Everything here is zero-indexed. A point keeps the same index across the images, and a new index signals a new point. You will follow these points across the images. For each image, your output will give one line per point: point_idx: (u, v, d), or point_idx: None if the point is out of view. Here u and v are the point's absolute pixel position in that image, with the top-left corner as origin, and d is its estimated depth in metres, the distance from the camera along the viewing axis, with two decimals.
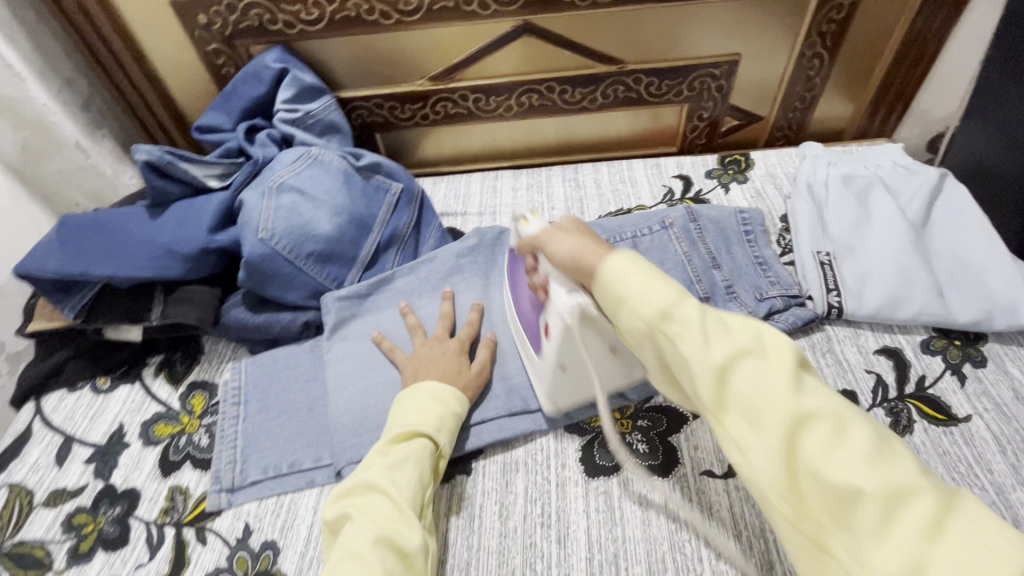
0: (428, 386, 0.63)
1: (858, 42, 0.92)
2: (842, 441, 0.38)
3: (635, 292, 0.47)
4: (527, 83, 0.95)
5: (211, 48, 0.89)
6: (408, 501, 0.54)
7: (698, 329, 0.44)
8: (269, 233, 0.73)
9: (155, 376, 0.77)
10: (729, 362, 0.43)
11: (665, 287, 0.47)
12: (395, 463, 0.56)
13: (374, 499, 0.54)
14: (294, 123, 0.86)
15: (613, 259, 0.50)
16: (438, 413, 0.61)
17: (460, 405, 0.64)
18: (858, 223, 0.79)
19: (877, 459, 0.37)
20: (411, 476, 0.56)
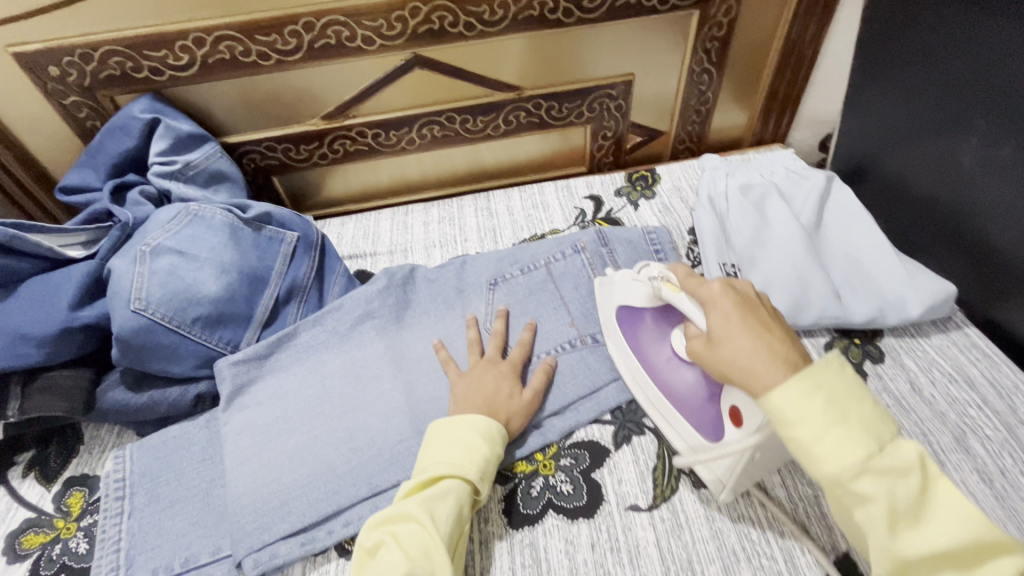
0: (467, 418, 0.60)
1: (741, 56, 0.96)
2: (908, 509, 0.39)
3: (776, 412, 0.42)
4: (425, 115, 0.92)
5: (69, 101, 0.81)
6: (442, 536, 0.51)
7: (817, 421, 0.41)
8: (143, 303, 0.66)
9: (24, 476, 0.68)
10: (838, 472, 0.40)
11: (797, 392, 0.42)
12: (433, 497, 0.54)
13: (410, 530, 0.52)
14: (172, 176, 0.80)
15: (778, 383, 0.43)
16: (482, 454, 0.58)
17: (501, 446, 0.60)
18: (758, 231, 0.82)
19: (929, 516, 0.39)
20: (449, 513, 0.53)
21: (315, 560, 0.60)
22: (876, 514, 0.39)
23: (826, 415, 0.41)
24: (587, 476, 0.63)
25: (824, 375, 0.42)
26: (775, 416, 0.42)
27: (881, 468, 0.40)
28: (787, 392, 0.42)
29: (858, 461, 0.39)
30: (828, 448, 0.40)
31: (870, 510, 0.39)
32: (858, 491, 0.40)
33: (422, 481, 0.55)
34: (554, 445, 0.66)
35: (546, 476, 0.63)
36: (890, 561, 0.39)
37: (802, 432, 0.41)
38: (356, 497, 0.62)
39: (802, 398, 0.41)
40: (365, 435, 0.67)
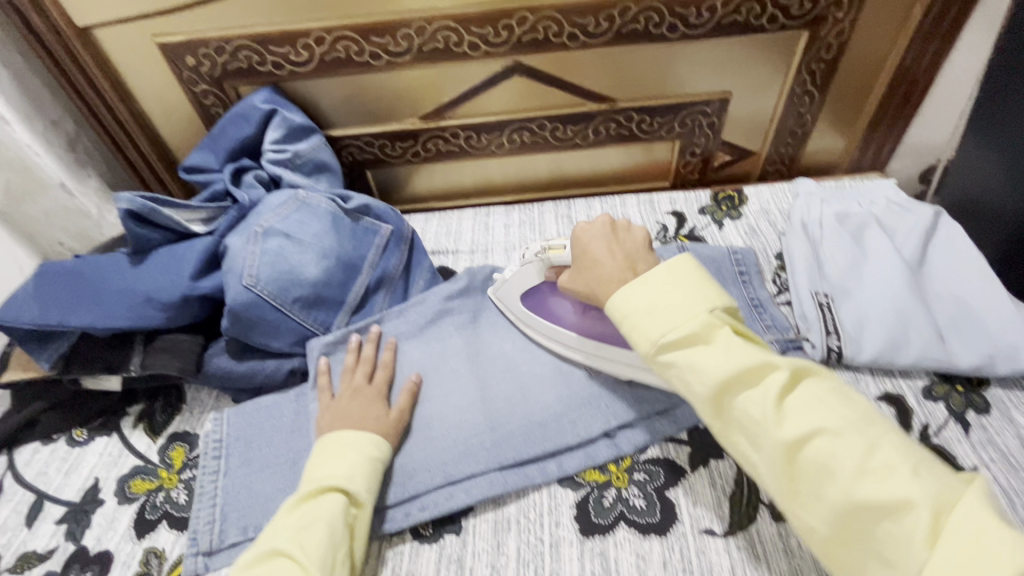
0: (347, 434, 0.62)
1: (847, 80, 0.93)
2: (829, 460, 0.42)
3: (648, 322, 0.50)
4: (517, 120, 0.94)
5: (199, 89, 0.88)
6: (316, 564, 0.51)
7: (707, 352, 0.47)
8: (253, 279, 0.71)
9: (134, 427, 0.74)
10: (728, 393, 0.46)
11: (676, 314, 0.49)
12: (303, 526, 0.53)
13: (281, 566, 0.51)
14: (282, 164, 0.86)
15: (645, 298, 0.51)
16: (353, 469, 0.59)
17: (377, 450, 0.62)
18: (855, 263, 0.78)
19: (872, 468, 0.40)
20: (322, 538, 0.53)
21: (390, 540, 0.62)
22: (817, 459, 0.42)
23: (744, 387, 0.45)
24: (661, 493, 0.62)
25: (716, 333, 0.48)
26: (655, 342, 0.49)
27: (869, 470, 0.40)
28: (644, 303, 0.51)
29: (773, 405, 0.44)
30: (745, 400, 0.45)
31: (808, 458, 0.42)
32: (825, 467, 0.42)
33: (288, 513, 0.55)
34: (628, 458, 0.66)
35: (619, 487, 0.63)
36: (790, 468, 0.43)
37: (687, 350, 0.48)
38: (433, 485, 0.64)
39: (711, 350, 0.47)
40: (442, 426, 0.69)
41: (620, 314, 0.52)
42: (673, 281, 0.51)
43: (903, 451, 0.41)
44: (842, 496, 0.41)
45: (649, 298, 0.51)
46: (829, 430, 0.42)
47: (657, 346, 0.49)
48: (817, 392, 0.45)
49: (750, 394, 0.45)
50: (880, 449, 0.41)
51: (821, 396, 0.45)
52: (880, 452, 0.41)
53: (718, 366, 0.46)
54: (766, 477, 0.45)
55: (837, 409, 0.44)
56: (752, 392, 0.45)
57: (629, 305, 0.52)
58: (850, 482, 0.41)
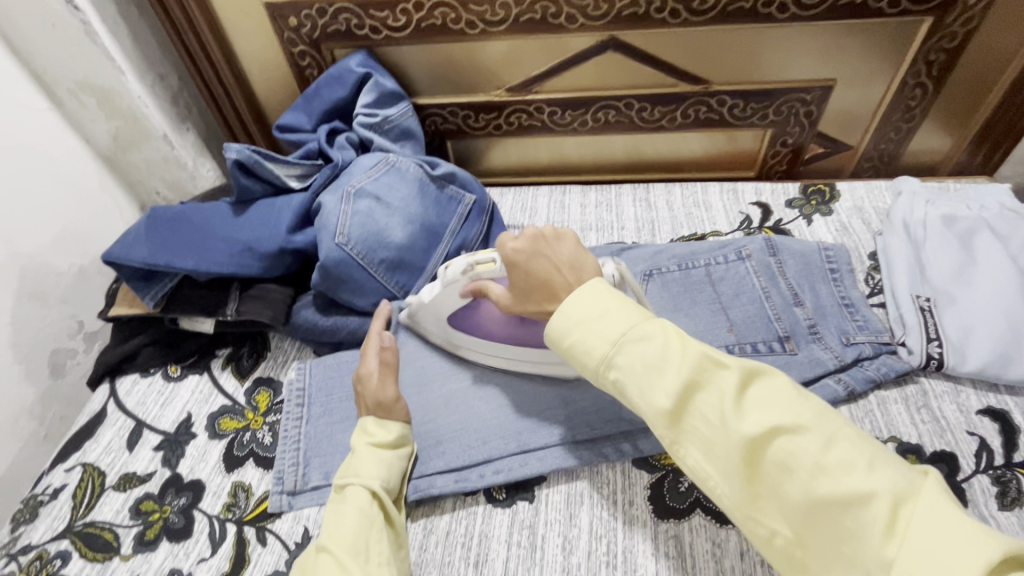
0: (358, 428, 0.63)
1: (966, 73, 0.86)
2: (786, 460, 0.38)
3: (598, 320, 0.47)
4: (605, 99, 0.93)
5: (297, 50, 0.91)
6: (347, 548, 0.51)
7: (648, 359, 0.44)
8: (344, 238, 0.73)
9: (223, 368, 0.78)
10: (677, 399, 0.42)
11: (625, 314, 0.47)
12: (328, 519, 0.55)
13: (317, 557, 0.51)
14: (373, 128, 0.87)
15: (586, 299, 0.49)
16: (367, 457, 0.60)
17: (394, 433, 0.62)
18: (962, 269, 0.74)
19: (828, 465, 0.37)
20: (346, 524, 0.53)
21: (464, 500, 0.64)
22: (775, 461, 0.38)
23: (693, 390, 0.42)
24: None
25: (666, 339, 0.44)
26: (603, 345, 0.46)
27: (827, 466, 0.37)
28: (591, 306, 0.48)
29: (727, 406, 0.40)
30: (700, 401, 0.42)
31: (767, 461, 0.39)
32: (786, 467, 0.38)
33: (327, 511, 0.57)
34: None
35: None
36: (748, 471, 0.40)
37: (633, 355, 0.45)
38: (507, 452, 0.65)
39: (660, 351, 0.44)
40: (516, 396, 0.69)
41: (567, 329, 0.48)
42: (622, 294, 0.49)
43: (860, 442, 0.37)
44: (803, 496, 0.37)
45: (598, 304, 0.48)
46: (788, 428, 0.38)
47: (603, 348, 0.46)
48: (772, 389, 0.41)
49: (704, 396, 0.42)
50: (841, 442, 0.37)
51: (773, 393, 0.40)
52: (841, 445, 0.37)
53: (670, 369, 0.43)
54: (725, 488, 0.41)
55: (796, 405, 0.39)
56: (705, 395, 0.42)
57: (571, 310, 0.49)
58: (811, 481, 0.37)
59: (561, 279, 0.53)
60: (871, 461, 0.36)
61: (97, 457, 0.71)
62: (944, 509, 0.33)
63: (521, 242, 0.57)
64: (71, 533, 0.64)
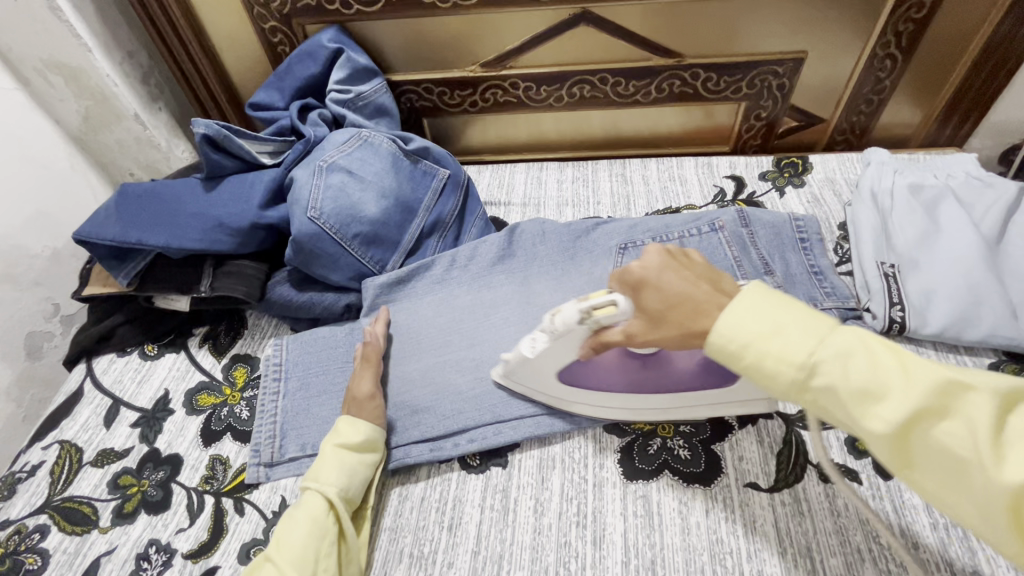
0: (334, 428, 0.62)
1: (935, 44, 0.87)
2: (869, 376, 0.35)
3: (725, 311, 0.39)
4: (579, 73, 0.93)
5: (268, 26, 0.89)
6: (289, 568, 0.51)
7: (753, 325, 0.38)
8: (317, 213, 0.73)
9: (200, 346, 0.79)
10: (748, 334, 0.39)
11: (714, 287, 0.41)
12: (283, 527, 0.55)
13: (263, 570, 0.52)
14: (346, 104, 0.87)
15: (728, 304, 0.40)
16: (328, 462, 0.59)
17: (362, 438, 0.61)
18: (926, 236, 0.75)
19: (911, 375, 0.34)
20: (296, 535, 0.54)
21: (439, 467, 0.65)
22: (857, 379, 0.35)
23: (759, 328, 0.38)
24: (707, 446, 0.63)
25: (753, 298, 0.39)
26: (731, 333, 0.39)
27: (911, 376, 0.34)
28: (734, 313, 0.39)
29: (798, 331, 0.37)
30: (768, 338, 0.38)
31: (850, 380, 0.35)
32: (873, 387, 0.34)
33: (286, 514, 0.57)
34: (676, 411, 0.66)
35: (664, 437, 0.64)
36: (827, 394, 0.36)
37: (740, 322, 0.39)
38: (480, 421, 0.66)
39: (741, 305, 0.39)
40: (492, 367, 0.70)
41: (724, 347, 0.39)
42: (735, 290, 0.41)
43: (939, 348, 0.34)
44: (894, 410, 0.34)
45: (735, 304, 0.39)
46: (864, 343, 0.36)
47: (733, 340, 0.39)
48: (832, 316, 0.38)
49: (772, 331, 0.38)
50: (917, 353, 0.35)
51: (844, 319, 0.38)
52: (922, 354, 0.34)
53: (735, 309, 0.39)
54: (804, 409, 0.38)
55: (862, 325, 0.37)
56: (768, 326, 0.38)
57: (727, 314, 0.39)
58: (894, 395, 0.34)
59: (703, 292, 0.42)
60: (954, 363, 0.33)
61: (74, 435, 0.71)
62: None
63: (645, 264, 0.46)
64: (49, 508, 0.64)
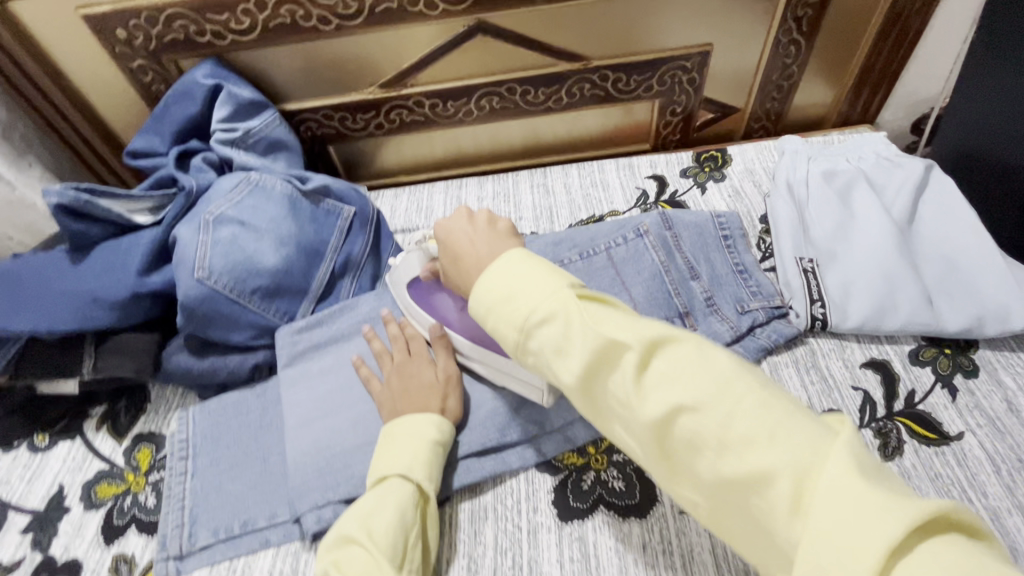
0: (406, 421, 0.59)
1: (835, 26, 0.86)
2: (694, 435, 0.34)
3: (513, 294, 0.41)
4: (485, 85, 0.88)
5: (136, 65, 0.81)
6: (386, 552, 0.49)
7: (561, 324, 0.39)
8: (205, 272, 0.66)
9: (97, 429, 0.71)
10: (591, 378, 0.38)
11: (548, 289, 0.40)
12: (370, 512, 0.52)
13: (353, 555, 0.50)
14: (233, 144, 0.80)
15: (495, 266, 0.43)
16: (422, 452, 0.57)
17: (438, 429, 0.59)
18: (841, 225, 0.75)
19: (736, 434, 0.33)
20: (389, 521, 0.51)
21: None
22: (686, 437, 0.35)
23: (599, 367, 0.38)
24: (641, 474, 0.61)
25: (551, 295, 0.40)
26: (520, 320, 0.40)
27: (730, 439, 0.33)
28: (496, 272, 0.42)
29: (632, 383, 0.36)
30: (612, 383, 0.37)
31: (681, 437, 0.35)
32: (693, 447, 0.34)
33: (362, 499, 0.54)
34: (608, 440, 0.64)
35: (598, 470, 0.62)
36: (661, 447, 0.36)
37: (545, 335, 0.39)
38: None
39: (563, 326, 0.39)
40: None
41: (476, 309, 0.43)
42: (528, 266, 0.42)
43: (766, 411, 0.33)
44: (710, 470, 0.34)
45: (504, 282, 0.41)
46: (686, 407, 0.34)
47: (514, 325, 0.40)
48: (674, 359, 0.36)
49: (612, 379, 0.37)
50: (742, 416, 0.33)
51: (683, 366, 0.36)
52: (743, 418, 0.33)
53: (574, 352, 0.38)
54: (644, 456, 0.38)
55: (696, 377, 0.35)
56: (609, 376, 0.38)
57: (490, 287, 0.42)
58: (715, 459, 0.33)
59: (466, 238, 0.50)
60: (772, 433, 0.32)
61: None
62: (847, 475, 0.29)
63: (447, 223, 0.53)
64: None
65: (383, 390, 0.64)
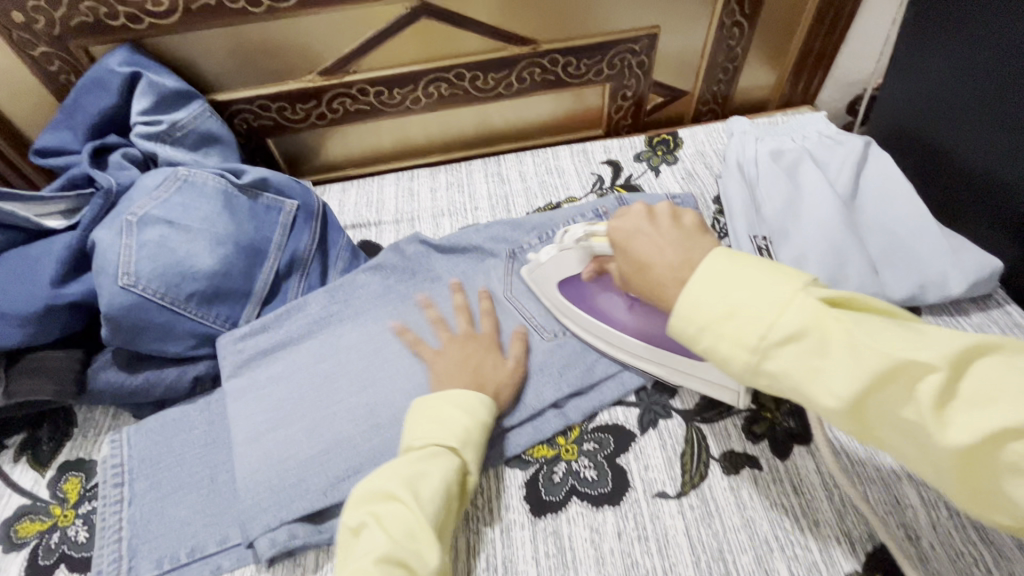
0: (455, 392, 0.56)
1: (775, 8, 0.88)
2: (909, 402, 0.34)
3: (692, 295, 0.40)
4: (432, 71, 0.85)
5: (38, 52, 0.73)
6: (428, 516, 0.48)
7: (745, 317, 0.38)
8: (132, 278, 0.60)
9: (15, 461, 0.64)
10: (780, 362, 0.37)
11: (717, 278, 0.40)
12: (416, 475, 0.50)
13: (393, 511, 0.47)
14: (158, 138, 0.73)
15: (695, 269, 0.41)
16: (469, 429, 0.54)
17: (487, 411, 0.57)
18: (791, 201, 0.77)
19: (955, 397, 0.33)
20: (436, 489, 0.49)
21: (328, 550, 0.57)
22: (901, 409, 0.35)
23: (797, 348, 0.36)
24: (611, 461, 0.60)
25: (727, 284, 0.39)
26: (701, 317, 0.39)
27: (962, 402, 0.33)
28: (703, 266, 0.41)
29: (837, 360, 0.36)
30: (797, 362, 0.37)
31: (896, 408, 0.35)
32: (910, 418, 0.34)
33: (401, 460, 0.52)
34: (576, 429, 0.62)
35: (569, 461, 0.60)
36: (867, 417, 0.36)
37: (731, 330, 0.38)
38: None
39: (750, 317, 0.37)
40: (387, 412, 0.62)
41: (683, 325, 0.40)
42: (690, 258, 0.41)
43: (991, 371, 0.33)
44: (938, 441, 0.34)
45: (693, 286, 0.40)
46: (903, 377, 0.34)
47: (693, 323, 0.40)
48: (987, 373, 0.33)
49: (814, 366, 0.36)
50: (971, 380, 0.33)
51: (883, 335, 0.35)
52: (974, 377, 0.34)
53: (763, 337, 0.37)
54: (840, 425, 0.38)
55: (906, 345, 0.35)
56: (889, 392, 0.35)
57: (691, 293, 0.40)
58: (942, 429, 0.33)
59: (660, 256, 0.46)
60: (1001, 396, 0.32)
61: None
62: None
63: (627, 220, 0.51)
64: None
65: (439, 359, 0.63)
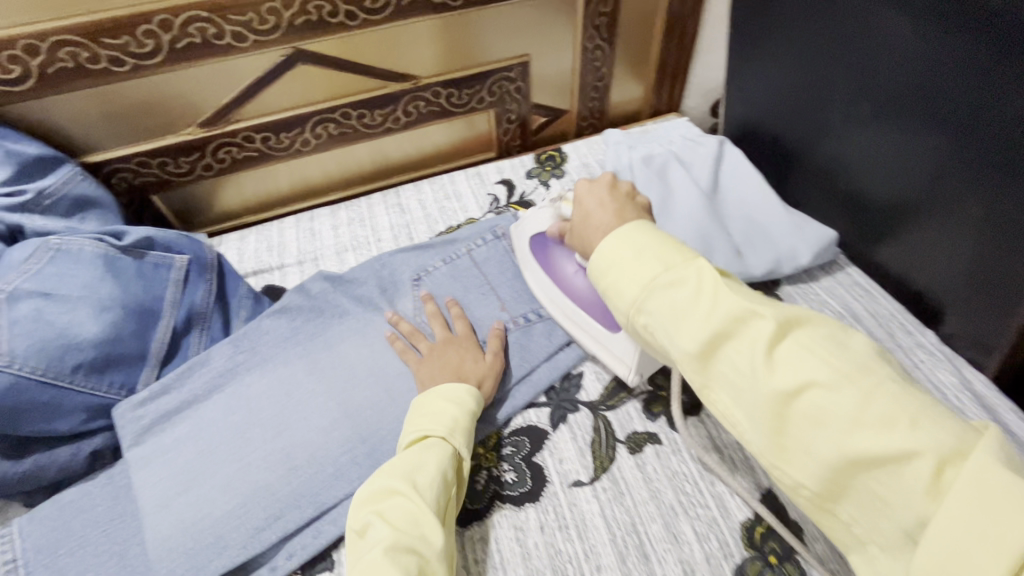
0: (443, 389, 0.60)
1: (629, 31, 0.99)
2: (751, 347, 0.37)
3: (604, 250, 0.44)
4: (317, 113, 0.86)
5: None
6: (428, 502, 0.50)
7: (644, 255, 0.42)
8: (5, 358, 0.57)
9: None
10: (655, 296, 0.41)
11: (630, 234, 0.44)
12: (414, 468, 0.53)
13: (397, 505, 0.50)
14: (24, 209, 0.69)
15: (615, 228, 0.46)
16: (457, 419, 0.58)
17: (476, 403, 0.61)
18: (664, 199, 0.85)
19: (782, 354, 0.37)
20: (435, 478, 0.52)
21: None
22: (738, 356, 0.38)
23: (663, 284, 0.41)
24: (529, 461, 0.64)
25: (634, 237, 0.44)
26: (609, 254, 0.44)
27: (787, 358, 0.36)
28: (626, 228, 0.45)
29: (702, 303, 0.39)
30: (669, 297, 0.40)
31: (737, 354, 0.38)
32: (740, 368, 0.38)
33: (400, 456, 0.54)
34: (494, 437, 0.66)
35: (489, 468, 0.63)
36: (703, 359, 0.39)
37: (632, 269, 0.42)
38: (300, 522, 0.58)
39: (649, 256, 0.42)
40: (303, 452, 0.62)
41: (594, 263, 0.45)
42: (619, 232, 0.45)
43: (817, 330, 0.38)
44: (766, 391, 0.36)
45: (620, 248, 0.44)
46: (751, 320, 0.38)
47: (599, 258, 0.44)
48: (739, 290, 0.40)
49: (673, 299, 0.40)
50: (792, 340, 0.37)
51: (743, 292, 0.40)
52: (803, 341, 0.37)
53: (645, 271, 0.42)
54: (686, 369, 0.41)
55: (754, 298, 0.39)
56: (733, 344, 0.38)
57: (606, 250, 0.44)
58: (771, 376, 0.36)
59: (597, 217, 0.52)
60: (825, 353, 0.36)
61: None
62: (896, 394, 0.34)
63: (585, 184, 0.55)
64: None
65: (424, 367, 0.66)
